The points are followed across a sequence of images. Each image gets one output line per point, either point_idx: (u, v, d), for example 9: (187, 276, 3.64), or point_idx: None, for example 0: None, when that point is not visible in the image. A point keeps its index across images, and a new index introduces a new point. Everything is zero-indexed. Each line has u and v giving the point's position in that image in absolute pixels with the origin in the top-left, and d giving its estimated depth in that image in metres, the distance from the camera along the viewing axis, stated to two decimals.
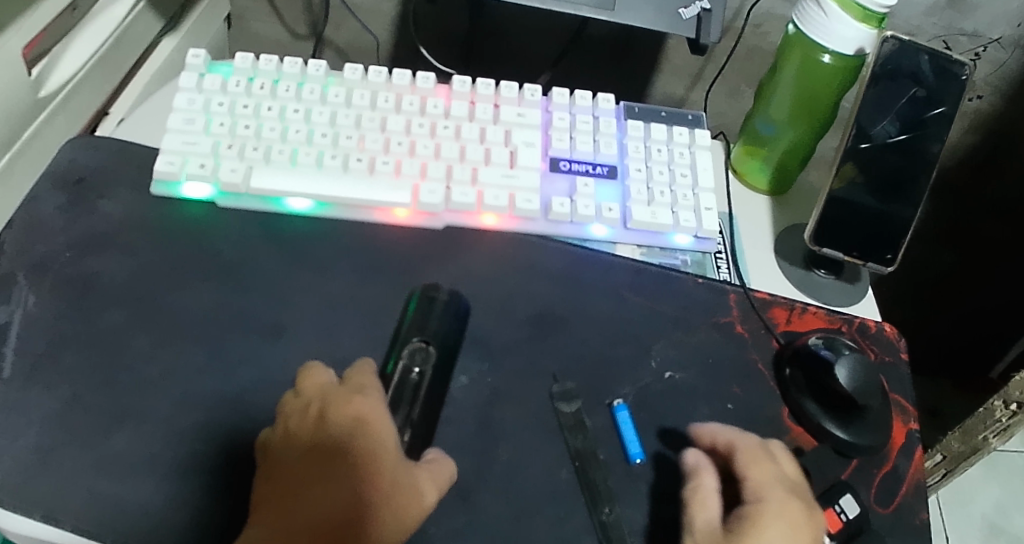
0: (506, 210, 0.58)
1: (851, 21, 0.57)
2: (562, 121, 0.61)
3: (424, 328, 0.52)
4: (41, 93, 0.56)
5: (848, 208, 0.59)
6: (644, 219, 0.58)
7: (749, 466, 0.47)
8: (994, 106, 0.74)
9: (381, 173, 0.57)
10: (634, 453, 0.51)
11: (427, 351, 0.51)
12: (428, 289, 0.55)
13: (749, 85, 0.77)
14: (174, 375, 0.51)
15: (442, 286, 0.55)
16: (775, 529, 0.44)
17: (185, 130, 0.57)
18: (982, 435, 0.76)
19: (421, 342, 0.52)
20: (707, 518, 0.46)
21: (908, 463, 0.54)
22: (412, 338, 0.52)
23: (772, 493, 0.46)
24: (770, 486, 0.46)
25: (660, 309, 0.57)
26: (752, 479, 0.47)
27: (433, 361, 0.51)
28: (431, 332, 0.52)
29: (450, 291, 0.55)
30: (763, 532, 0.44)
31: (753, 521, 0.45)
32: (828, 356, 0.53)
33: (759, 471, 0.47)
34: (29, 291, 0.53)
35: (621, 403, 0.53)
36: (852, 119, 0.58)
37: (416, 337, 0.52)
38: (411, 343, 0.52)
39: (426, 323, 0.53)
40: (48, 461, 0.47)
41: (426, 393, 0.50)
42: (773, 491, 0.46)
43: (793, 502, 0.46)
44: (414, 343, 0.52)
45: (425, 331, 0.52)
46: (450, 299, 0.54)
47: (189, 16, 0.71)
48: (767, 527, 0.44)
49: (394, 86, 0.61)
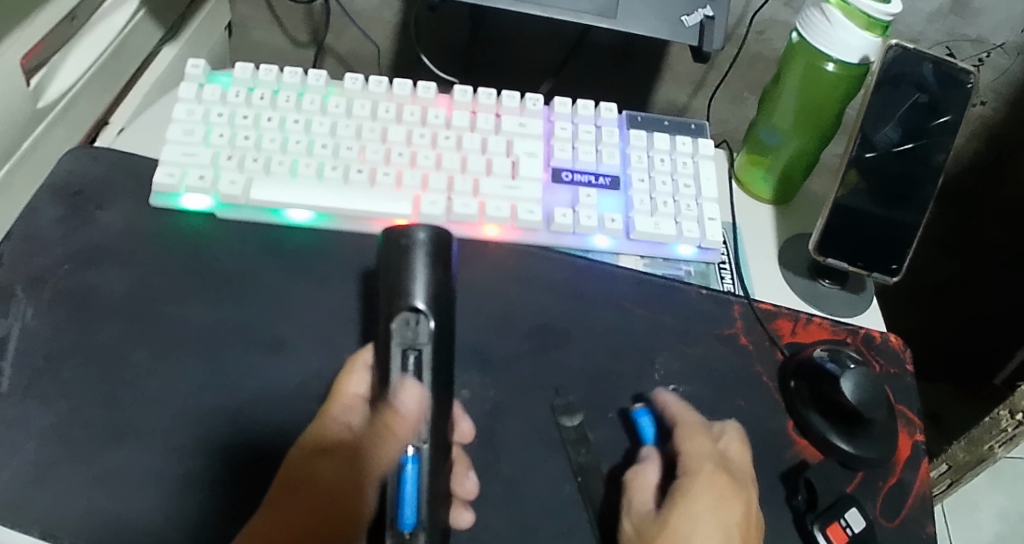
0: (508, 221, 0.57)
1: (856, 30, 0.56)
2: (564, 131, 0.61)
3: (409, 294, 0.46)
4: (40, 104, 0.56)
5: (853, 218, 0.58)
6: (647, 230, 0.57)
7: (687, 443, 0.48)
8: (998, 112, 0.73)
9: (382, 185, 0.56)
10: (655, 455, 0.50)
11: (418, 322, 0.45)
12: (397, 236, 0.48)
13: (751, 93, 0.77)
14: (173, 389, 0.50)
15: (418, 227, 0.48)
16: (701, 505, 0.45)
17: (184, 141, 0.57)
18: (987, 444, 0.75)
19: (409, 313, 0.45)
20: (642, 497, 0.47)
21: (913, 476, 0.53)
22: (398, 311, 0.45)
23: (705, 469, 0.47)
24: (697, 461, 0.47)
25: (663, 320, 0.57)
26: (687, 455, 0.47)
27: (430, 330, 0.45)
28: (422, 296, 0.46)
29: (430, 234, 0.48)
30: (690, 509, 0.45)
31: (681, 495, 0.46)
32: (834, 370, 0.52)
33: (691, 446, 0.48)
34: (27, 304, 0.52)
35: (643, 408, 0.52)
36: (857, 127, 0.57)
37: (404, 308, 0.45)
38: (397, 315, 0.45)
39: (413, 289, 0.46)
40: (46, 478, 0.47)
41: (432, 374, 0.44)
42: (703, 466, 0.47)
43: (721, 476, 0.47)
44: (401, 315, 0.45)
45: (415, 298, 0.46)
46: (434, 257, 0.47)
47: (189, 26, 0.71)
48: (694, 503, 0.45)
49: (395, 96, 0.60)
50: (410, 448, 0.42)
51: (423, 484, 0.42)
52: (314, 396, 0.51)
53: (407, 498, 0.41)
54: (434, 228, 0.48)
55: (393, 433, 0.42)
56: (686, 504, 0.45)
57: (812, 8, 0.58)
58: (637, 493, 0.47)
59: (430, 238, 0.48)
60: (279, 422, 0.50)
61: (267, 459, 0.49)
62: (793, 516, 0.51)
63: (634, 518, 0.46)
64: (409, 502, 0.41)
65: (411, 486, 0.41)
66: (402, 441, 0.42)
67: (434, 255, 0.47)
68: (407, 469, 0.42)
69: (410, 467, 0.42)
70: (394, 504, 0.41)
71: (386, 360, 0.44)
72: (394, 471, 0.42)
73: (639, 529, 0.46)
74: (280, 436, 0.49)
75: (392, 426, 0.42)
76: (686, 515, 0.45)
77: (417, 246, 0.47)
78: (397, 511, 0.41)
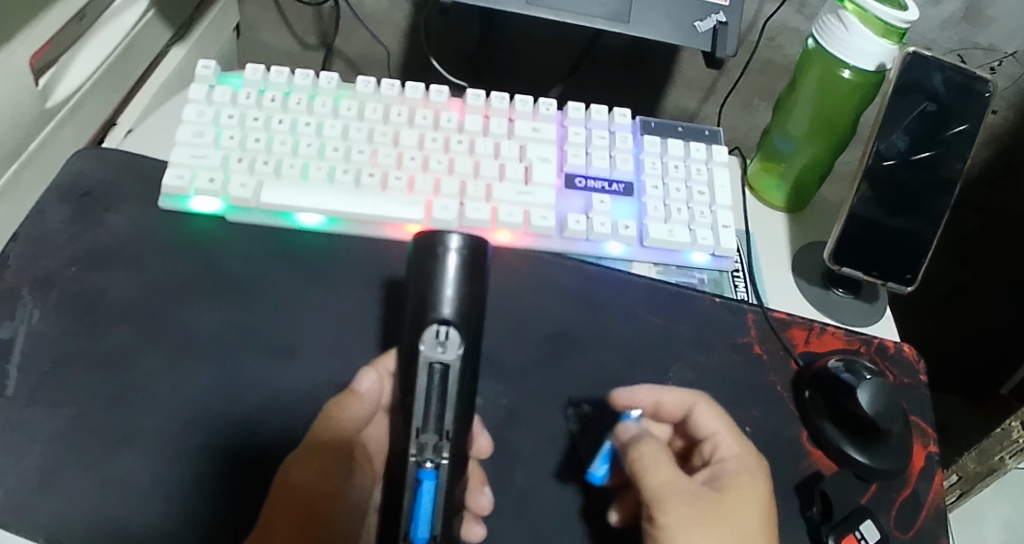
0: (520, 227, 0.56)
1: (873, 37, 0.56)
2: (578, 136, 0.60)
3: (438, 305, 0.42)
4: (48, 103, 0.55)
5: (870, 227, 0.58)
6: (661, 237, 0.57)
7: (715, 423, 0.49)
8: (1009, 121, 0.73)
9: (393, 190, 0.56)
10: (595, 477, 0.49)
11: (450, 337, 0.41)
12: (428, 242, 0.43)
13: (762, 99, 0.76)
14: (181, 395, 0.50)
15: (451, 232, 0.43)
16: (755, 483, 0.47)
17: (194, 143, 0.56)
18: (998, 455, 0.74)
19: (440, 326, 0.42)
20: (677, 477, 0.45)
21: (927, 488, 0.53)
22: (429, 322, 0.42)
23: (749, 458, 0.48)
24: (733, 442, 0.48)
25: (677, 329, 0.56)
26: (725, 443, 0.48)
27: (460, 348, 0.41)
28: (452, 306, 0.42)
29: (466, 242, 0.43)
30: (749, 487, 0.46)
31: (736, 484, 0.46)
32: (849, 380, 0.51)
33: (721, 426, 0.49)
34: (34, 306, 0.52)
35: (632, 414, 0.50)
36: (872, 137, 0.57)
37: (437, 321, 0.42)
38: (428, 327, 0.42)
39: (444, 298, 0.42)
40: (52, 482, 0.46)
41: (457, 391, 0.41)
42: (741, 448, 0.48)
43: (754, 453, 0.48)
44: (433, 327, 0.42)
45: (444, 309, 0.42)
46: (467, 269, 0.43)
47: (197, 26, 0.70)
48: (749, 482, 0.46)
49: (407, 100, 0.60)
50: (429, 463, 0.41)
51: (439, 500, 0.41)
52: (322, 402, 0.51)
53: (420, 513, 0.41)
54: (468, 236, 0.44)
55: (415, 449, 0.41)
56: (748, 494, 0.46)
57: (828, 15, 0.57)
58: (668, 471, 0.45)
59: (464, 246, 0.43)
60: (289, 429, 0.49)
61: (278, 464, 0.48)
62: (807, 527, 0.50)
63: (678, 499, 0.44)
64: (422, 518, 0.41)
65: (426, 501, 0.41)
66: (421, 457, 0.41)
67: (469, 266, 0.43)
68: (425, 485, 0.41)
69: (426, 484, 0.41)
70: (408, 518, 0.41)
71: (412, 373, 0.42)
72: (411, 486, 0.41)
73: (694, 509, 0.44)
74: (289, 443, 0.49)
75: (412, 440, 0.41)
76: (748, 495, 0.46)
77: (450, 255, 0.43)
78: (410, 525, 0.40)
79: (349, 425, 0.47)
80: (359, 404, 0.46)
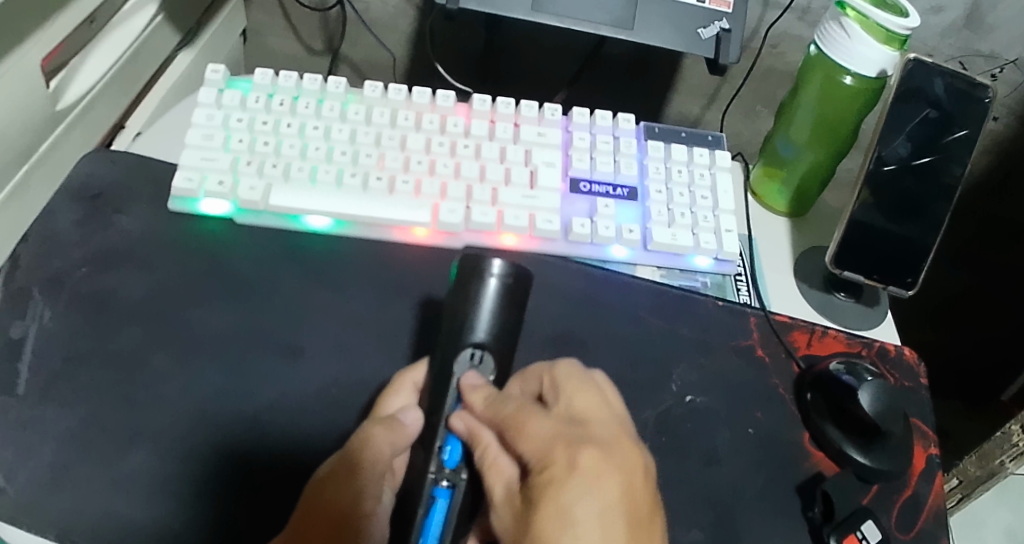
0: (526, 230, 0.57)
1: (874, 43, 0.57)
2: (583, 141, 0.61)
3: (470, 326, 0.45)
4: (59, 106, 0.56)
5: (870, 232, 0.58)
6: (665, 241, 0.57)
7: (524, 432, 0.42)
8: (1010, 127, 0.74)
9: (401, 193, 0.57)
10: (447, 461, 0.44)
11: (482, 362, 0.45)
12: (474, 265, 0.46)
13: (764, 106, 0.77)
14: (190, 394, 0.50)
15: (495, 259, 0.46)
16: (564, 499, 0.39)
17: (204, 146, 0.57)
18: (999, 459, 0.75)
19: (475, 349, 0.45)
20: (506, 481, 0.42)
21: (928, 489, 0.53)
22: (463, 345, 0.45)
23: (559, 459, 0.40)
24: (532, 446, 0.41)
25: (681, 332, 0.57)
26: (530, 448, 0.41)
27: (491, 374, 0.45)
28: (486, 330, 0.45)
29: (507, 269, 0.46)
30: (558, 505, 0.39)
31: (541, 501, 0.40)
32: (850, 382, 0.52)
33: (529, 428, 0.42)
34: (44, 307, 0.52)
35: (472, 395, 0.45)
36: (873, 142, 0.57)
37: (472, 343, 0.45)
38: (465, 348, 0.45)
39: (478, 319, 0.45)
40: (62, 480, 0.46)
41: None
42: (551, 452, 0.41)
43: (578, 455, 0.40)
44: (467, 350, 0.45)
45: (479, 332, 0.45)
46: (507, 297, 0.46)
47: (205, 31, 0.71)
48: (557, 496, 0.39)
49: (414, 105, 0.61)
50: (445, 482, 0.43)
51: (450, 520, 0.43)
52: (332, 402, 0.51)
53: (429, 529, 0.43)
54: (512, 264, 0.47)
55: (434, 466, 0.44)
56: (554, 504, 0.39)
57: (830, 22, 0.58)
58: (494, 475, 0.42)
59: (505, 273, 0.46)
60: (298, 430, 0.50)
61: (290, 464, 0.49)
62: (809, 527, 0.51)
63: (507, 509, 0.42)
64: (432, 535, 0.43)
65: (437, 518, 0.43)
66: (438, 474, 0.43)
67: (508, 294, 0.46)
68: (440, 503, 0.43)
69: (439, 502, 0.43)
70: (418, 532, 0.43)
71: (441, 389, 0.45)
72: (426, 502, 0.43)
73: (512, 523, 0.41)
74: (299, 443, 0.49)
75: (433, 458, 0.44)
76: (553, 514, 0.39)
77: (490, 282, 0.46)
78: (420, 538, 0.43)
79: (388, 450, 0.45)
80: (402, 435, 0.46)
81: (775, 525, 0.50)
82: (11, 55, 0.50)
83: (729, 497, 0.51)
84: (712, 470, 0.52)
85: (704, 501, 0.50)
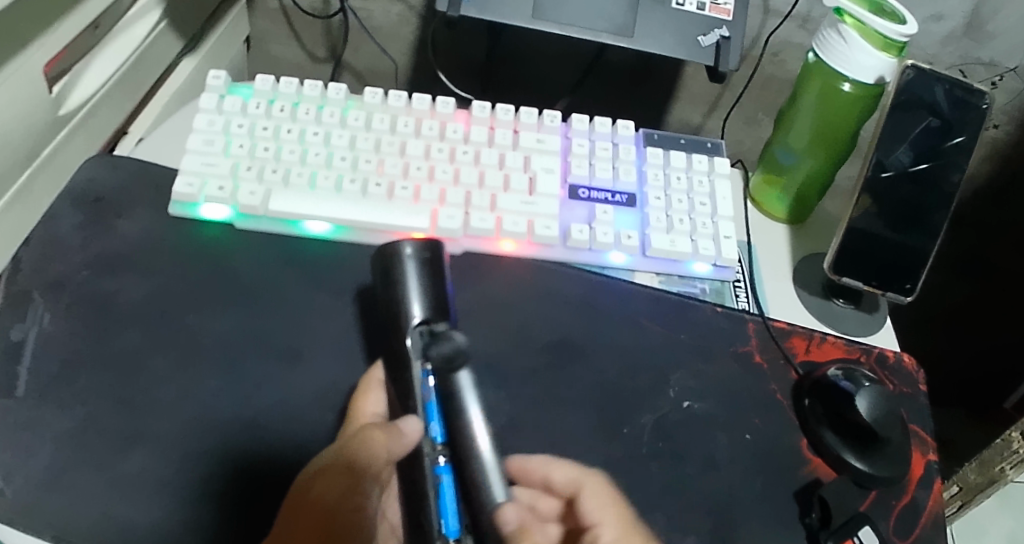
0: (524, 236, 0.57)
1: (873, 50, 0.57)
2: (582, 147, 0.61)
3: (405, 309, 0.48)
4: (62, 111, 0.56)
5: (868, 238, 0.58)
6: (664, 247, 0.58)
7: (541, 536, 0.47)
8: (1010, 135, 0.74)
9: (400, 199, 0.57)
10: (436, 438, 0.45)
11: (433, 335, 0.47)
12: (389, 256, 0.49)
13: (766, 113, 0.77)
14: (189, 398, 0.50)
15: (405, 242, 0.50)
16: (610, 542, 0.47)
17: (205, 151, 0.57)
18: (999, 466, 0.74)
19: (421, 327, 0.48)
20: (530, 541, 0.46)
21: (927, 496, 0.53)
22: (410, 327, 0.48)
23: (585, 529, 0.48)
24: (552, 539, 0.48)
25: (680, 338, 0.57)
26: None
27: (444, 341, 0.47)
28: (421, 310, 0.48)
29: (418, 247, 0.50)
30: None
31: None
32: (848, 388, 0.52)
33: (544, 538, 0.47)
34: (45, 310, 0.52)
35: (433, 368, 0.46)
36: (872, 149, 0.58)
37: (415, 322, 0.48)
38: (410, 329, 0.47)
39: (410, 305, 0.48)
40: (59, 482, 0.47)
41: (451, 385, 0.46)
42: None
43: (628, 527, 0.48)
44: (416, 329, 0.48)
45: (416, 311, 0.48)
46: (426, 269, 0.49)
47: (208, 38, 0.72)
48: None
49: (414, 111, 0.61)
50: (442, 457, 0.44)
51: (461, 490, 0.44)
52: (331, 406, 0.51)
53: (446, 508, 0.43)
54: (424, 241, 0.50)
55: (428, 446, 0.45)
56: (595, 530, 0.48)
57: (829, 29, 0.58)
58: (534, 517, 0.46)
59: (420, 251, 0.50)
60: (296, 433, 0.50)
61: (285, 467, 0.49)
62: (807, 533, 0.50)
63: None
64: (451, 511, 0.43)
65: (449, 495, 0.44)
66: (434, 453, 0.45)
67: (428, 267, 0.49)
68: (445, 480, 0.44)
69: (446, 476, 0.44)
70: (437, 515, 0.43)
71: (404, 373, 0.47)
72: (432, 484, 0.44)
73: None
74: (295, 447, 0.49)
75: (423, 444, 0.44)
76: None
77: (407, 262, 0.49)
78: (442, 521, 0.43)
79: (385, 455, 0.44)
80: (400, 444, 0.44)
81: (772, 531, 0.50)
82: (14, 60, 0.51)
83: (726, 504, 0.51)
84: (709, 474, 0.52)
85: (703, 506, 0.50)
